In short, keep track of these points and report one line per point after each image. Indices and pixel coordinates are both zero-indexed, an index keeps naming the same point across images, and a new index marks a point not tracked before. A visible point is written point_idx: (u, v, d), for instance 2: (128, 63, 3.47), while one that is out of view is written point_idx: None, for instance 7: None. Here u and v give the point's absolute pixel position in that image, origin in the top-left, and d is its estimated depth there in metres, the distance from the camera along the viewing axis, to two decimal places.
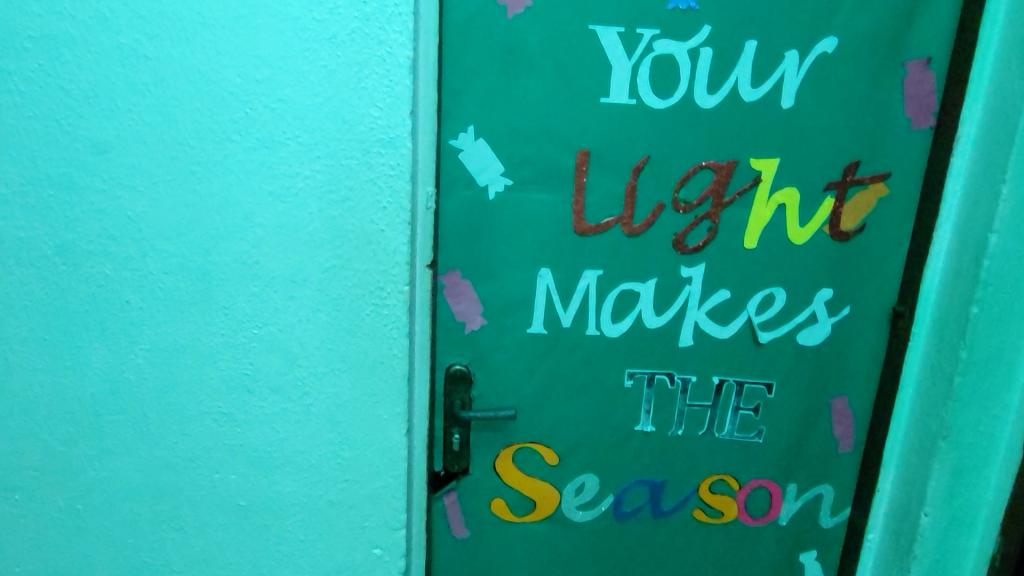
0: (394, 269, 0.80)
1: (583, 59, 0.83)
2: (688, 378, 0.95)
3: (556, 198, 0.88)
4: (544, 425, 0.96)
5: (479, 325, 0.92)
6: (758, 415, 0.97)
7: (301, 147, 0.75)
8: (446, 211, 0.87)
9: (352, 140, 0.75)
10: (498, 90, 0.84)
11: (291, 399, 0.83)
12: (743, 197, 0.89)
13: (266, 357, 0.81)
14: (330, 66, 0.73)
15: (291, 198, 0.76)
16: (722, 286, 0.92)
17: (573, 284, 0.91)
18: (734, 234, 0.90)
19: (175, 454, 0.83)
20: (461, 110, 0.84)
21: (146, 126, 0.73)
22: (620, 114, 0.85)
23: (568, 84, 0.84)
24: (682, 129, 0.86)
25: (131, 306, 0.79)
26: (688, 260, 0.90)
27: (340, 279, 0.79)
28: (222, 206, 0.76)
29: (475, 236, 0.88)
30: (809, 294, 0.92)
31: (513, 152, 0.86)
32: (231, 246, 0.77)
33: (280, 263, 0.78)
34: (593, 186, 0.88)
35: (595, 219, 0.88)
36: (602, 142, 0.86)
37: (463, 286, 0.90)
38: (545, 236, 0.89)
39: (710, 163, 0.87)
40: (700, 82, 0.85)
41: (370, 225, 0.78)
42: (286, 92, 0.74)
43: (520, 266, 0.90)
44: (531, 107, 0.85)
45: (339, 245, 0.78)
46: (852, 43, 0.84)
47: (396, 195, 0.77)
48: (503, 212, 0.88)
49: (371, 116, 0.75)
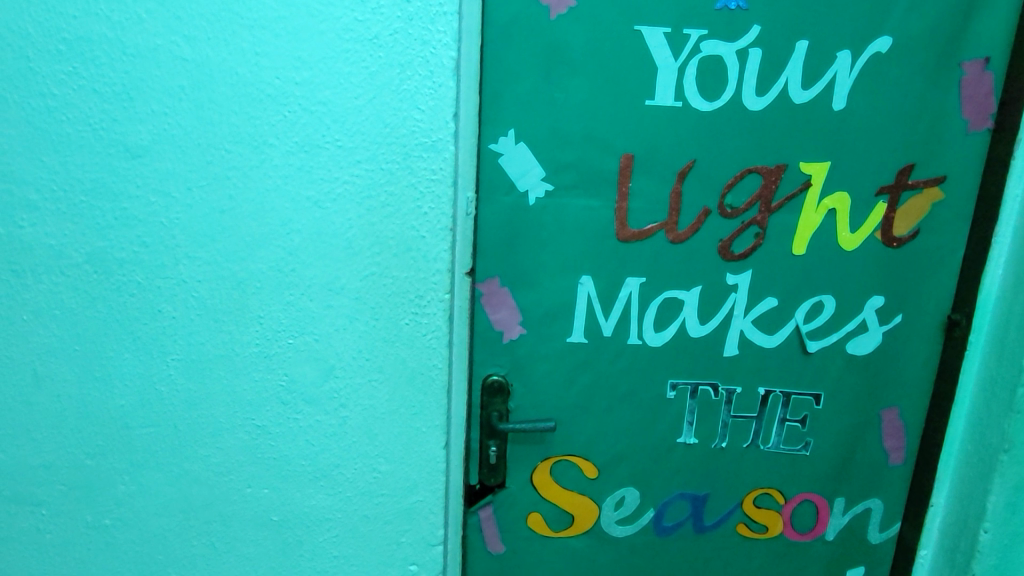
0: (434, 276, 0.77)
1: (628, 61, 0.81)
2: (732, 389, 0.92)
3: (598, 203, 0.85)
4: (583, 438, 0.93)
5: (518, 334, 0.89)
6: (805, 427, 0.94)
7: (341, 151, 0.73)
8: (485, 217, 0.84)
9: (394, 144, 0.73)
10: (540, 92, 0.81)
11: (327, 411, 0.80)
12: (792, 202, 0.86)
13: (302, 367, 0.79)
14: (373, 67, 0.71)
15: (330, 204, 0.74)
16: (770, 293, 0.89)
17: (615, 292, 0.88)
18: (782, 240, 0.87)
19: (207, 468, 0.81)
20: (501, 113, 0.82)
21: (182, 130, 0.72)
22: (666, 117, 0.83)
23: (611, 86, 0.82)
24: (729, 132, 0.83)
25: (164, 315, 0.77)
26: (734, 266, 0.88)
27: (378, 287, 0.77)
28: (257, 212, 0.74)
29: (515, 242, 0.86)
30: (859, 301, 0.89)
31: (554, 157, 0.84)
32: (268, 253, 0.75)
33: (317, 270, 0.76)
34: (637, 191, 0.85)
35: (638, 224, 0.86)
36: (647, 145, 0.84)
37: (502, 294, 0.88)
38: (587, 242, 0.86)
39: (758, 167, 0.85)
40: (748, 83, 0.82)
41: (410, 232, 0.75)
42: (327, 95, 0.71)
43: (562, 274, 0.87)
44: (574, 110, 0.82)
45: (378, 251, 0.76)
46: (907, 43, 0.81)
47: (438, 201, 0.75)
48: (544, 218, 0.85)
49: (413, 119, 0.73)
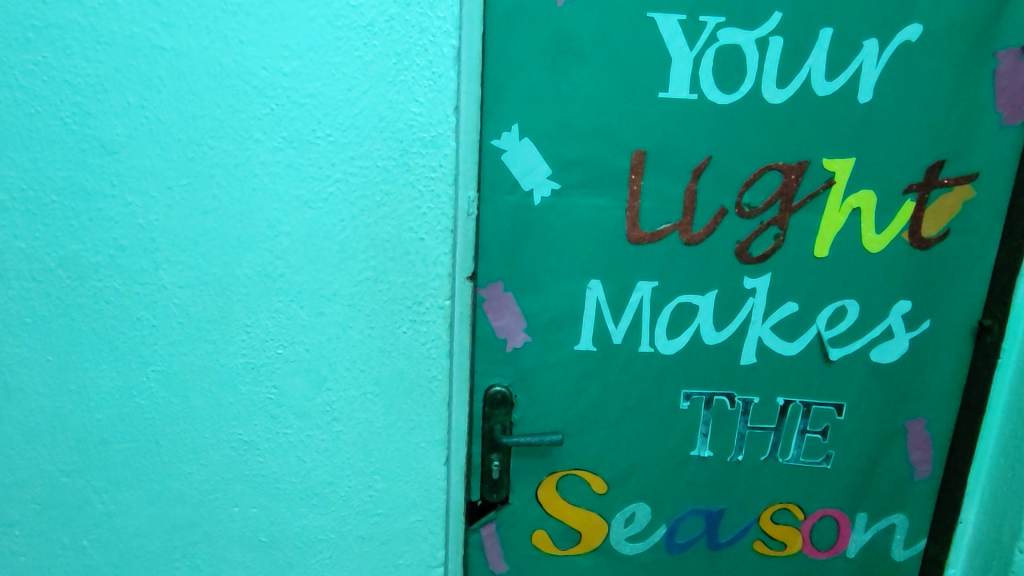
0: (433, 282, 0.72)
1: (640, 51, 0.76)
2: (749, 399, 0.87)
3: (607, 203, 0.80)
4: (592, 451, 0.88)
5: (522, 341, 0.84)
6: (826, 439, 0.89)
7: (332, 147, 0.67)
8: (488, 218, 0.80)
9: (389, 139, 0.67)
10: (547, 85, 0.76)
11: (319, 425, 0.75)
12: (814, 201, 0.81)
13: (291, 380, 0.73)
14: (367, 56, 0.66)
15: (321, 205, 0.69)
16: (790, 298, 0.84)
17: (626, 297, 0.83)
18: (803, 241, 0.82)
19: (191, 485, 0.76)
20: (505, 106, 0.77)
21: (161, 125, 0.66)
22: (681, 110, 0.78)
23: (622, 78, 0.76)
24: (749, 126, 0.78)
25: (143, 323, 0.71)
26: (752, 270, 0.83)
27: (373, 293, 0.71)
28: (243, 213, 0.69)
29: (519, 244, 0.81)
30: (885, 306, 0.84)
31: (562, 153, 0.78)
32: (255, 257, 0.70)
33: (307, 276, 0.71)
34: (649, 190, 0.80)
35: (650, 225, 0.81)
36: (661, 141, 0.78)
37: (505, 299, 0.83)
38: (595, 244, 0.81)
39: (778, 163, 0.79)
40: (769, 74, 0.77)
41: (408, 234, 0.70)
42: (316, 86, 0.66)
43: (569, 278, 0.82)
44: (582, 104, 0.77)
45: (373, 255, 0.70)
46: (938, 30, 0.76)
47: (438, 201, 0.70)
48: (551, 219, 0.80)
49: (410, 112, 0.67)
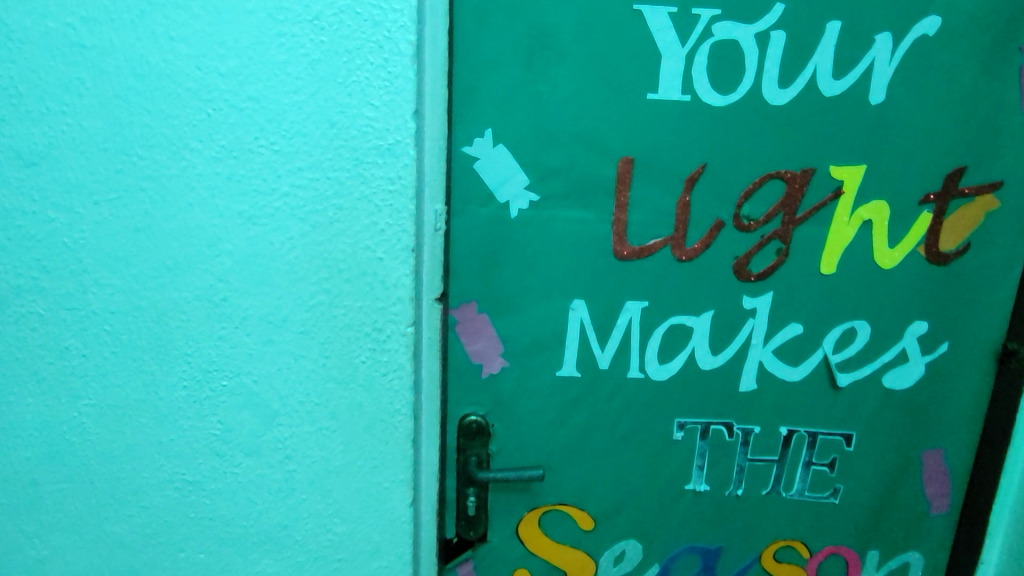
0: (394, 306, 0.64)
1: (626, 48, 0.68)
2: (749, 429, 0.79)
3: (592, 215, 0.72)
4: (577, 486, 0.80)
5: (499, 367, 0.77)
6: (834, 472, 0.81)
7: (277, 156, 0.60)
8: (459, 233, 0.72)
9: (341, 148, 0.60)
10: (523, 85, 0.69)
11: (270, 464, 0.67)
12: (821, 213, 0.73)
13: (239, 415, 0.66)
14: (314, 54, 0.58)
15: (266, 221, 0.61)
16: (794, 319, 0.76)
17: (613, 319, 0.76)
18: (809, 257, 0.74)
19: (131, 529, 0.69)
20: (477, 109, 0.69)
21: (84, 132, 0.59)
22: (672, 113, 0.70)
23: (606, 78, 0.69)
24: (748, 131, 0.71)
25: (73, 353, 0.64)
26: (752, 288, 0.75)
27: (327, 319, 0.64)
28: (179, 230, 0.61)
29: (494, 261, 0.73)
30: (898, 328, 0.77)
31: (540, 161, 0.71)
32: (195, 279, 0.63)
33: (253, 300, 0.63)
34: (638, 201, 0.72)
35: (639, 240, 0.73)
36: (650, 147, 0.71)
37: (480, 322, 0.75)
38: (579, 261, 0.74)
39: (781, 172, 0.72)
40: (770, 72, 0.69)
41: (364, 253, 0.63)
42: (258, 89, 0.58)
43: (551, 297, 0.75)
44: (562, 107, 0.69)
45: (326, 277, 0.63)
46: (957, 23, 0.69)
47: (398, 217, 0.62)
48: (529, 233, 0.73)
49: (365, 118, 0.60)
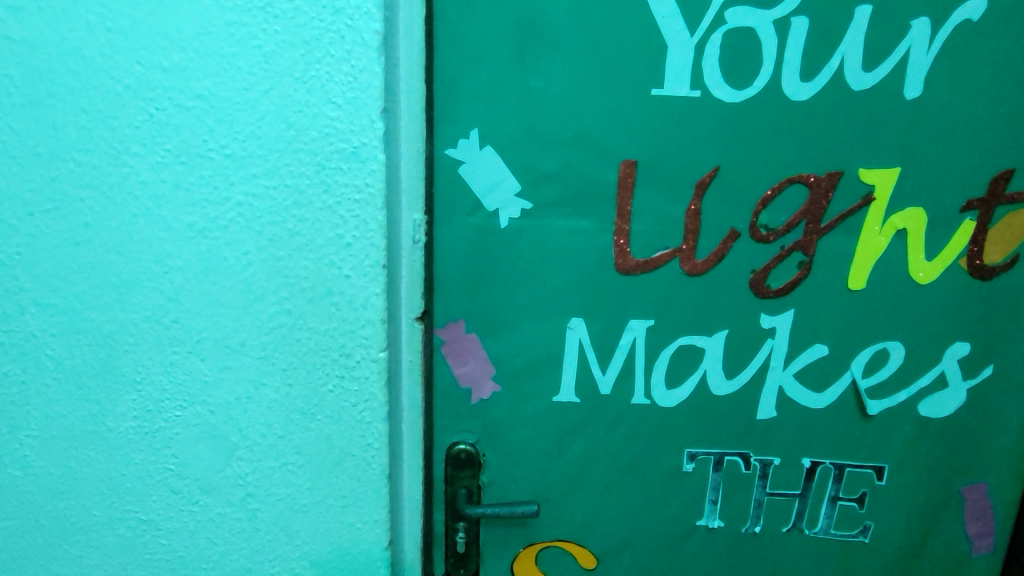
0: (363, 329, 0.57)
1: (626, 38, 0.61)
2: (768, 460, 0.72)
3: (590, 225, 0.65)
4: (578, 522, 0.73)
5: (490, 392, 0.70)
6: (863, 508, 0.73)
7: (230, 162, 0.53)
8: (443, 245, 0.65)
9: (300, 152, 0.53)
10: (511, 80, 0.61)
11: (231, 502, 0.61)
12: (849, 222, 0.65)
13: (195, 448, 0.59)
14: (267, 46, 0.51)
15: (219, 234, 0.55)
16: (818, 340, 0.68)
17: (615, 339, 0.68)
18: (835, 271, 0.66)
19: (82, 570, 0.63)
20: (460, 107, 0.62)
21: (15, 135, 0.53)
22: (680, 110, 0.62)
23: (605, 71, 0.61)
24: (766, 130, 0.63)
25: (12, 380, 0.58)
26: (771, 306, 0.67)
27: (290, 344, 0.57)
28: (124, 245, 0.55)
29: (483, 275, 0.66)
30: (936, 350, 0.69)
31: (532, 165, 0.64)
32: (142, 299, 0.56)
33: (208, 322, 0.57)
34: (643, 209, 0.65)
35: (644, 252, 0.66)
36: (656, 149, 0.63)
37: (468, 342, 0.68)
38: (577, 276, 0.66)
39: (803, 176, 0.64)
40: (791, 63, 0.61)
41: (329, 269, 0.56)
42: (206, 85, 0.52)
43: (546, 315, 0.67)
44: (555, 104, 0.62)
45: (287, 296, 0.56)
46: (1007, 6, 0.60)
47: (365, 228, 0.55)
48: (521, 245, 0.65)
49: (326, 117, 0.53)
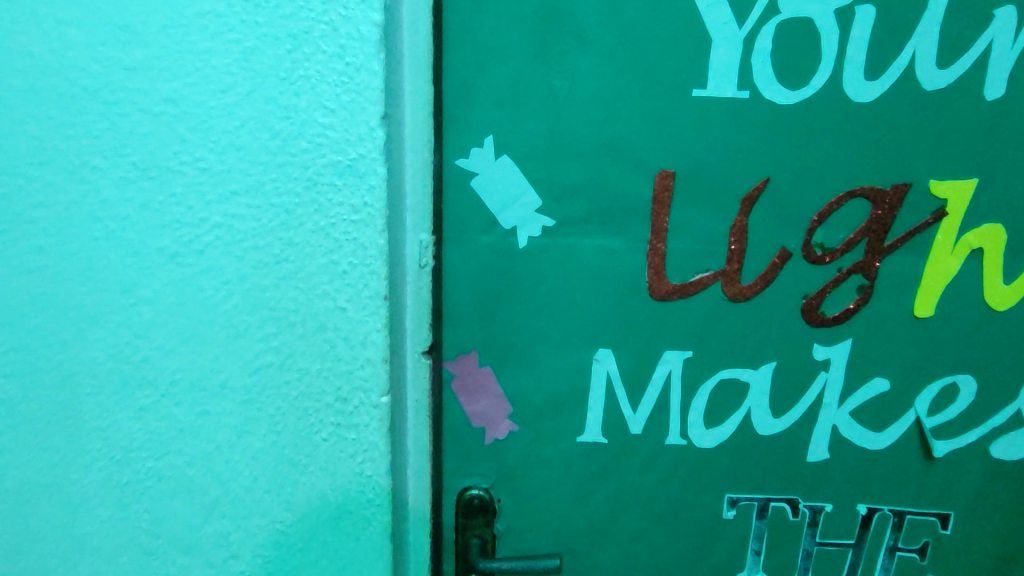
0: (362, 370, 0.49)
1: (663, 31, 0.53)
2: (818, 507, 0.63)
3: (621, 244, 0.57)
4: (604, 575, 0.65)
5: (506, 431, 0.62)
6: (925, 559, 0.65)
7: (205, 177, 0.46)
8: (453, 268, 0.57)
9: (287, 165, 0.46)
10: (532, 80, 0.54)
11: (213, 564, 0.52)
12: (918, 241, 0.57)
13: (170, 504, 0.51)
14: (247, 41, 0.44)
15: (194, 261, 0.47)
16: (879, 374, 0.60)
17: (647, 372, 0.60)
18: (899, 297, 0.58)
19: None
20: (473, 111, 0.54)
21: None
22: (726, 114, 0.54)
23: (640, 69, 0.53)
24: (823, 136, 0.55)
25: None
26: (825, 335, 0.59)
27: (278, 387, 0.49)
28: (85, 273, 0.47)
29: (498, 302, 0.58)
30: (1011, 385, 0.61)
31: (555, 176, 0.56)
32: (106, 335, 0.48)
33: (183, 361, 0.49)
34: (681, 226, 0.57)
35: (681, 274, 0.58)
36: (697, 158, 0.55)
37: (482, 376, 0.60)
38: (606, 302, 0.58)
39: (865, 188, 0.56)
40: (854, 59, 0.53)
41: (322, 301, 0.48)
42: (175, 87, 0.45)
43: (570, 346, 0.60)
44: (582, 107, 0.54)
45: (274, 332, 0.48)
46: None
47: (364, 253, 0.47)
48: (542, 267, 0.58)
49: (317, 124, 0.45)
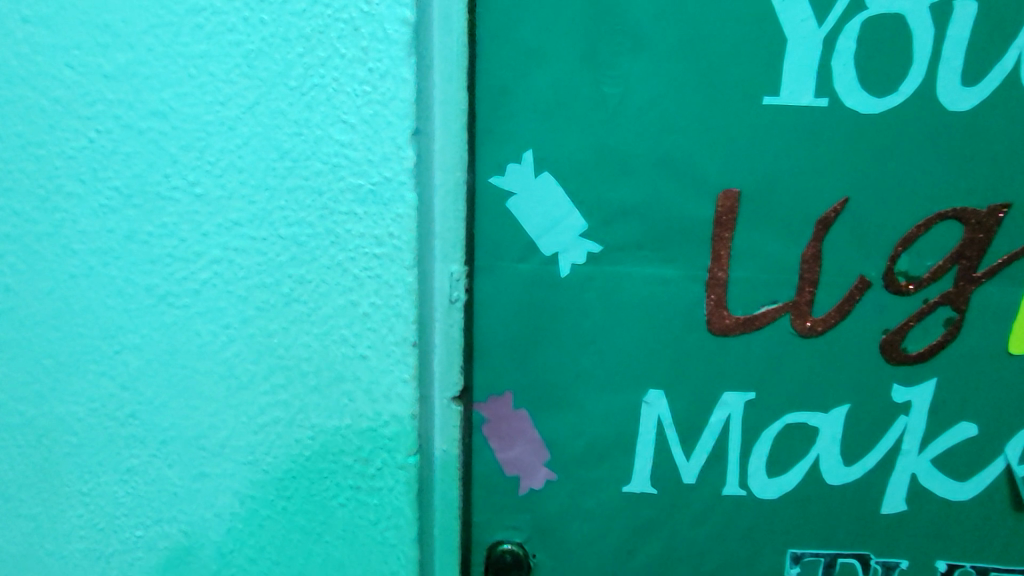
0: (386, 428, 0.42)
1: (732, 30, 0.46)
2: (895, 564, 0.56)
3: (676, 273, 0.50)
4: None
5: (543, 482, 0.55)
6: None
7: (200, 205, 0.39)
8: (486, 300, 0.51)
9: (298, 189, 0.39)
10: (578, 86, 0.47)
11: None
12: (1014, 268, 0.50)
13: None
14: (250, 43, 0.37)
15: (189, 302, 0.40)
16: (966, 417, 0.53)
17: (704, 416, 0.53)
18: (991, 332, 0.51)
19: None
20: (510, 123, 0.48)
21: None
22: (800, 125, 0.47)
23: (702, 74, 0.47)
24: (911, 150, 0.48)
25: None
26: (907, 375, 0.52)
27: (288, 446, 0.42)
28: (60, 314, 0.41)
29: (535, 338, 0.52)
30: None
31: (602, 197, 0.49)
32: (86, 387, 0.42)
33: (177, 415, 0.42)
34: (746, 253, 0.50)
35: (745, 307, 0.51)
36: (766, 176, 0.48)
37: (518, 420, 0.53)
38: (658, 338, 0.51)
39: (958, 210, 0.49)
40: (950, 61, 0.46)
41: (338, 348, 0.40)
42: (164, 98, 0.38)
43: (616, 387, 0.53)
44: (635, 117, 0.47)
45: (283, 383, 0.41)
46: None
47: (388, 293, 0.39)
48: (586, 298, 0.51)
49: (333, 142, 0.38)
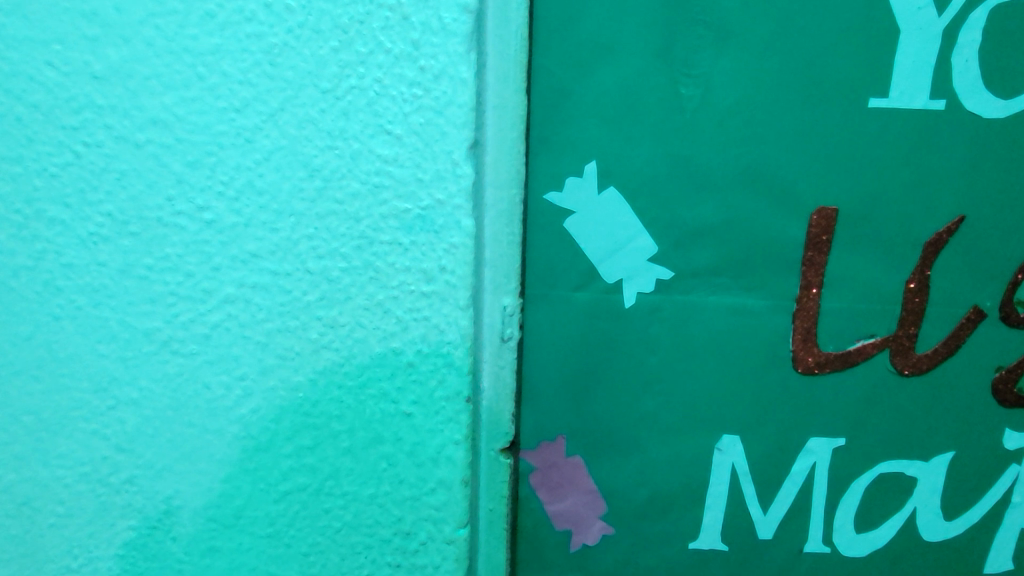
0: (431, 496, 0.36)
1: (834, 22, 0.39)
2: None
3: (759, 303, 0.43)
4: None
5: (598, 538, 0.47)
6: None
7: (210, 238, 0.33)
8: (539, 334, 0.44)
9: (330, 217, 0.33)
10: (651, 88, 0.40)
11: None
12: None
13: None
14: (274, 36, 0.32)
15: (197, 349, 0.34)
16: None
17: (786, 465, 0.46)
18: None
19: None
20: (571, 130, 0.41)
21: None
22: (909, 132, 0.41)
23: (798, 73, 0.40)
24: None
25: None
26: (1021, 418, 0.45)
27: (313, 518, 0.36)
28: (42, 362, 0.34)
29: (595, 376, 0.45)
30: None
31: (676, 215, 0.42)
32: (74, 449, 0.35)
33: (183, 480, 0.35)
34: (842, 279, 0.43)
35: (837, 341, 0.44)
36: (867, 191, 0.41)
37: (573, 468, 0.46)
38: (737, 377, 0.44)
39: None
40: None
41: (376, 404, 0.35)
42: (167, 105, 0.32)
43: (686, 432, 0.46)
44: (717, 123, 0.41)
45: (309, 446, 0.35)
46: None
47: (437, 336, 0.34)
48: (654, 331, 0.44)
49: (374, 157, 0.33)
